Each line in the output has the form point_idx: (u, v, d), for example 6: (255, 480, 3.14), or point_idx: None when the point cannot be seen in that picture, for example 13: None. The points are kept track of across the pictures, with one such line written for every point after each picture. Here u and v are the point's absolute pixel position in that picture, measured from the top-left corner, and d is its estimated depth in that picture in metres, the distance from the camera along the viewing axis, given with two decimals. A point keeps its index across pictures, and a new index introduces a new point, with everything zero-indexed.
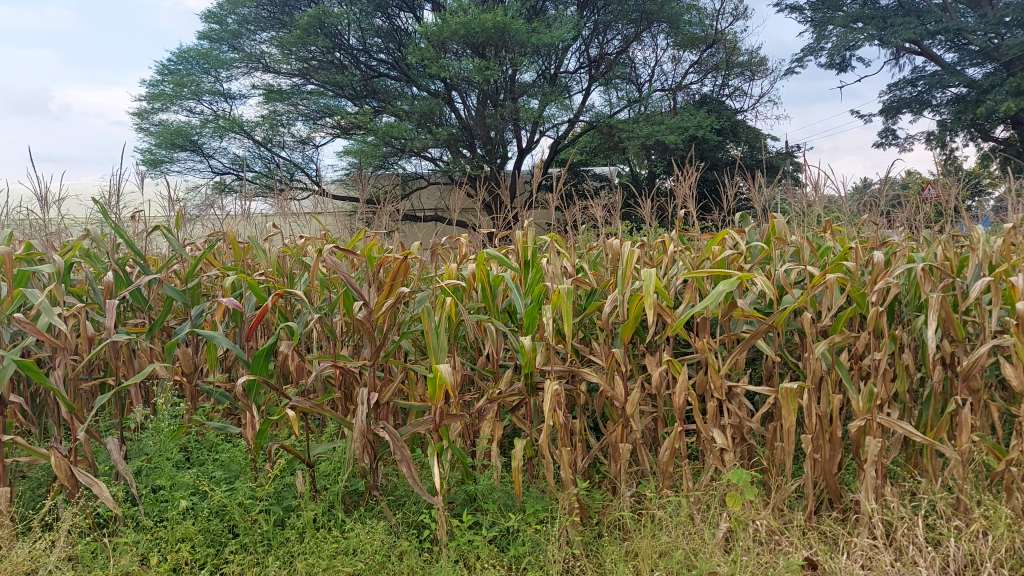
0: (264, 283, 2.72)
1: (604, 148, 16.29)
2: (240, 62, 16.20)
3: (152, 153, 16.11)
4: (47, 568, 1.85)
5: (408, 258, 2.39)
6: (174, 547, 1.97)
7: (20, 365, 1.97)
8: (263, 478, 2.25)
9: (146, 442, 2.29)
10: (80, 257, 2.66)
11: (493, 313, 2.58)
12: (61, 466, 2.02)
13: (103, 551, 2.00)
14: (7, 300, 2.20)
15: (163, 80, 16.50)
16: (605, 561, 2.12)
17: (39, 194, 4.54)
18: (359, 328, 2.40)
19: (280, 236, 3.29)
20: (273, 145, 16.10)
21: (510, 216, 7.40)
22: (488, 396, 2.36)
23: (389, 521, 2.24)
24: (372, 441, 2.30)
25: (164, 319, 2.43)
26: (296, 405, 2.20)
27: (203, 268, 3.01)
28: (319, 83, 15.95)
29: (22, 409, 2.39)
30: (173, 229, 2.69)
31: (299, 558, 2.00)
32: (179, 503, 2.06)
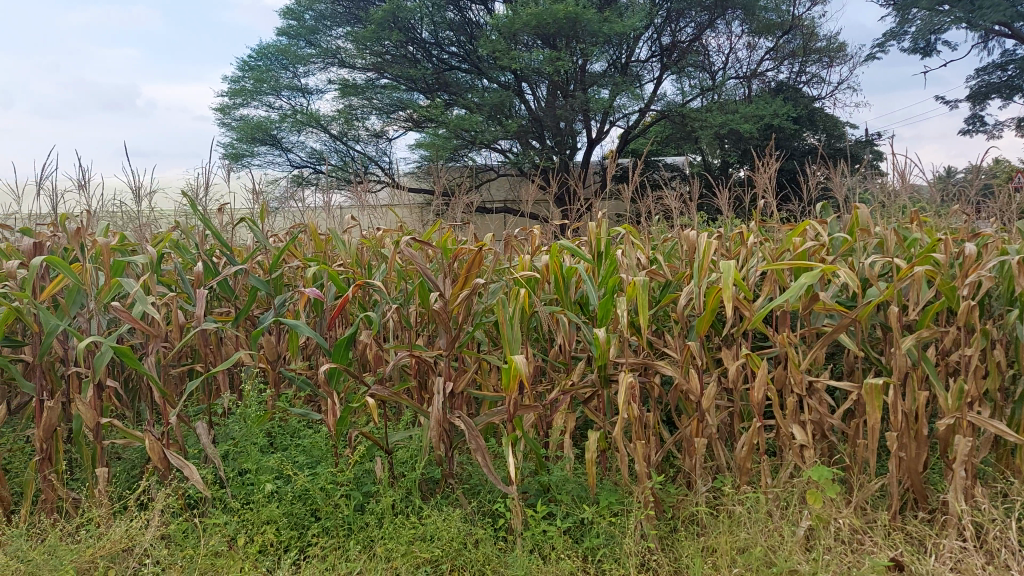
0: (343, 274, 2.78)
1: (676, 138, 16.05)
2: (317, 57, 16.50)
3: (234, 148, 16.59)
4: (143, 547, 1.92)
5: (483, 250, 2.41)
6: (260, 529, 2.04)
7: (116, 351, 2.07)
8: (344, 464, 2.31)
9: (232, 426, 2.38)
10: (170, 248, 2.76)
11: (567, 305, 2.57)
12: (155, 448, 2.12)
13: (194, 531, 2.07)
14: (105, 289, 2.28)
15: (244, 76, 16.98)
16: (682, 556, 2.11)
17: (133, 187, 4.73)
18: (434, 318, 2.43)
19: (359, 228, 3.35)
20: (348, 139, 16.41)
21: (581, 207, 7.36)
22: (562, 388, 2.36)
23: (465, 508, 2.27)
24: (447, 429, 2.33)
25: (249, 308, 2.53)
26: (375, 393, 2.25)
27: (286, 259, 3.10)
28: (392, 77, 16.13)
29: (117, 393, 2.50)
30: (258, 220, 2.77)
31: (379, 543, 2.05)
32: (265, 486, 2.13)
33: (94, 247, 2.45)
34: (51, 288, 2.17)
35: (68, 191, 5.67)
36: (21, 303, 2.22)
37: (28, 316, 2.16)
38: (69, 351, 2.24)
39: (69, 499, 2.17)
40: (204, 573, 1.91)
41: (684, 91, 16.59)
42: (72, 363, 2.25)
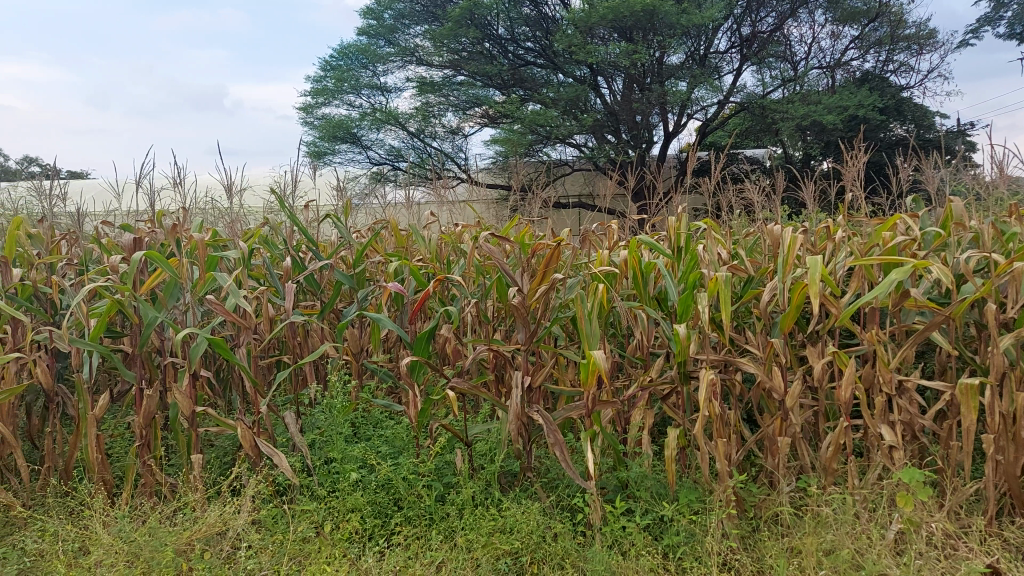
0: (424, 269, 2.83)
1: (756, 131, 15.68)
2: (396, 55, 16.76)
3: (316, 146, 17.00)
4: (237, 531, 1.99)
5: (561, 245, 2.41)
6: (346, 516, 2.10)
7: (211, 343, 2.16)
8: (425, 454, 2.36)
9: (318, 417, 2.45)
10: (258, 244, 2.86)
11: (646, 301, 2.54)
12: (246, 437, 2.21)
13: (283, 517, 2.15)
14: (201, 283, 2.39)
15: (326, 75, 17.40)
16: (765, 556, 2.07)
17: (225, 185, 4.91)
18: (513, 312, 2.45)
19: (439, 223, 3.40)
20: (426, 136, 16.61)
21: (660, 202, 7.28)
22: (640, 384, 2.34)
23: (544, 502, 2.29)
24: (526, 423, 2.35)
25: (334, 302, 2.61)
26: (455, 386, 2.28)
27: (368, 254, 3.17)
28: (468, 73, 16.25)
29: (211, 383, 2.61)
30: (342, 217, 2.85)
31: (459, 533, 2.08)
32: (350, 476, 2.19)
33: (189, 242, 2.55)
34: (151, 282, 2.28)
35: (164, 189, 5.92)
36: (122, 295, 2.34)
37: (129, 309, 2.27)
38: (165, 342, 2.34)
39: (167, 483, 2.28)
40: (294, 558, 1.98)
41: (765, 82, 16.21)
42: (168, 354, 2.36)
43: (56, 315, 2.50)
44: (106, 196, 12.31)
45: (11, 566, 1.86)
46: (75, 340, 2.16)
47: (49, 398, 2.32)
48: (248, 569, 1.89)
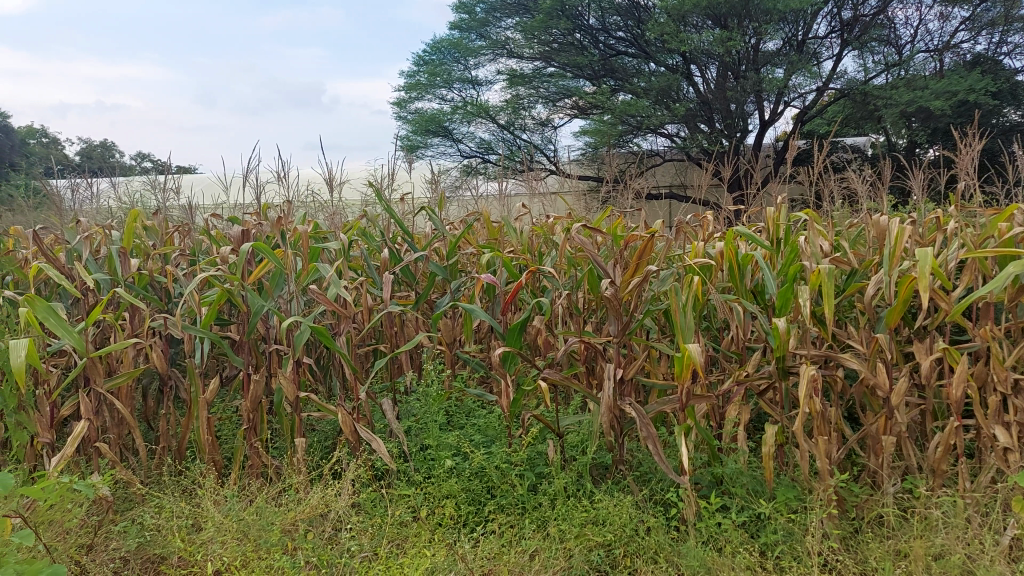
0: (516, 260, 2.87)
1: (857, 119, 15.09)
2: (487, 49, 16.86)
3: (409, 140, 17.34)
4: (337, 515, 2.06)
5: (655, 237, 2.39)
6: (441, 502, 2.15)
7: (315, 331, 2.27)
8: (518, 444, 2.38)
9: (413, 404, 2.52)
10: (356, 236, 2.96)
11: (742, 293, 2.49)
12: (347, 422, 2.31)
13: (381, 501, 2.21)
14: (304, 273, 2.51)
15: (419, 71, 17.73)
16: (869, 558, 2.00)
17: (326, 178, 5.07)
18: (606, 304, 2.44)
19: (531, 215, 3.43)
20: (516, 128, 16.66)
21: (756, 193, 7.11)
22: (736, 378, 2.29)
23: (636, 495, 2.27)
24: (618, 416, 2.33)
25: (428, 292, 2.69)
26: (547, 376, 2.30)
27: (462, 246, 3.23)
28: (559, 65, 16.21)
29: (312, 369, 2.71)
30: (436, 210, 2.92)
31: (552, 524, 2.09)
32: (445, 463, 2.23)
33: (292, 234, 2.66)
34: (258, 272, 2.39)
35: (269, 183, 6.16)
36: (230, 285, 2.45)
37: (238, 298, 2.38)
38: (270, 329, 2.43)
39: (272, 466, 2.38)
40: (392, 541, 2.03)
41: (867, 68, 15.57)
42: (273, 341, 2.46)
43: (170, 302, 2.64)
44: (220, 190, 12.93)
45: (132, 539, 1.97)
46: (188, 327, 2.28)
47: (164, 381, 2.45)
48: (349, 550, 1.95)
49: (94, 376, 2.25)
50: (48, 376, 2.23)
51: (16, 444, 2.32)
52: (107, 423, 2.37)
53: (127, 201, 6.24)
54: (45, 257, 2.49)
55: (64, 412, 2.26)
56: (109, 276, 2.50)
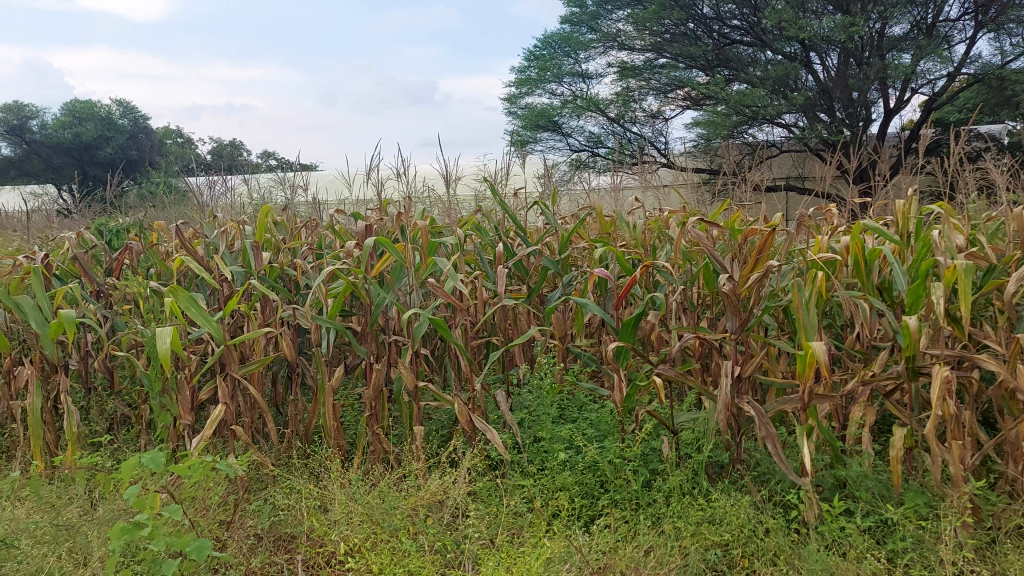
0: (629, 254, 2.86)
1: (992, 105, 14.16)
2: (598, 42, 16.75)
3: (519, 134, 17.45)
4: (455, 503, 2.10)
5: (775, 231, 2.32)
6: (556, 494, 2.18)
7: (433, 323, 2.34)
8: (632, 439, 2.38)
9: (526, 397, 2.55)
10: (471, 230, 3.02)
11: (868, 290, 2.39)
12: (463, 412, 2.37)
13: (496, 491, 2.25)
14: (423, 267, 2.59)
15: (530, 65, 17.79)
16: (1008, 571, 1.89)
17: (442, 173, 5.15)
18: (723, 299, 2.39)
19: (644, 209, 3.40)
20: (627, 121, 16.49)
21: (882, 185, 6.77)
22: (862, 378, 2.21)
23: (754, 495, 2.22)
24: (735, 414, 2.29)
25: (540, 286, 2.72)
26: (661, 372, 2.29)
27: (575, 240, 3.24)
28: (671, 56, 15.92)
29: (428, 360, 2.79)
30: (550, 205, 2.94)
31: (667, 521, 2.08)
32: (559, 456, 2.25)
33: (411, 229, 2.74)
34: (380, 266, 2.49)
35: (387, 179, 6.32)
36: (354, 278, 2.56)
37: (361, 290, 2.50)
38: (389, 321, 2.55)
39: (393, 453, 2.46)
40: (508, 530, 2.07)
41: (1004, 50, 14.57)
42: (394, 332, 2.55)
43: (297, 293, 2.77)
44: (343, 189, 13.45)
45: (265, 518, 2.08)
46: (317, 318, 2.41)
47: (292, 369, 2.57)
48: (469, 537, 1.99)
49: (230, 362, 2.40)
50: (189, 361, 2.38)
51: (161, 424, 2.48)
52: (242, 407, 2.51)
53: (257, 197, 6.57)
54: (186, 250, 2.66)
55: (203, 395, 2.41)
56: (243, 269, 2.65)
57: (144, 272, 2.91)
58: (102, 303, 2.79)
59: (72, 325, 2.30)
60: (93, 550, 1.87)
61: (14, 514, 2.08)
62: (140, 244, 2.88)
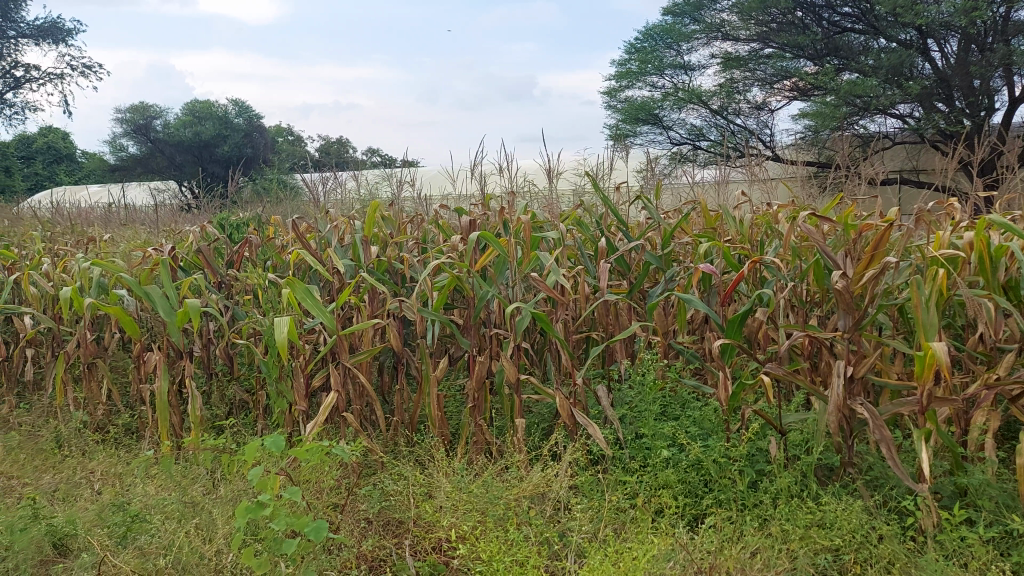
0: (735, 250, 2.80)
1: None
2: (701, 33, 16.40)
3: (619, 128, 17.32)
4: (557, 496, 2.12)
5: (893, 226, 2.23)
6: (659, 491, 2.16)
7: (536, 316, 2.37)
8: (737, 439, 2.33)
9: (628, 392, 2.54)
10: (573, 225, 3.03)
11: (993, 288, 2.26)
12: (564, 406, 2.38)
13: (598, 486, 2.25)
14: (526, 261, 2.61)
15: (630, 58, 17.62)
16: None
17: (544, 168, 5.16)
18: (836, 296, 2.31)
19: (750, 203, 3.32)
20: (730, 113, 16.10)
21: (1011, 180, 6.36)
22: (986, 382, 2.09)
23: (867, 500, 2.14)
24: (846, 415, 2.21)
25: (642, 281, 2.70)
26: (768, 370, 2.24)
27: (678, 236, 3.20)
28: (778, 45, 15.42)
29: (529, 354, 2.81)
30: (654, 200, 2.92)
31: (774, 523, 2.03)
32: (662, 453, 2.23)
33: (514, 224, 2.77)
34: (484, 260, 2.53)
35: (489, 174, 6.37)
36: (459, 272, 2.61)
37: (465, 283, 2.55)
38: (492, 314, 2.59)
39: (495, 444, 2.49)
40: (610, 525, 2.06)
41: None
42: (496, 326, 2.59)
43: (403, 286, 2.85)
44: (447, 184, 13.73)
45: (375, 504, 2.15)
46: (423, 310, 2.48)
47: (398, 359, 2.65)
48: (572, 529, 2.00)
49: (341, 351, 2.49)
50: (303, 349, 2.49)
51: (277, 410, 2.60)
52: (351, 394, 2.60)
53: (365, 192, 6.77)
54: (301, 243, 2.77)
55: (316, 382, 2.51)
56: (353, 263, 2.75)
57: (262, 264, 3.05)
58: (223, 293, 2.94)
59: (197, 314, 2.47)
60: (217, 529, 1.98)
61: (146, 490, 2.23)
62: (258, 237, 3.01)
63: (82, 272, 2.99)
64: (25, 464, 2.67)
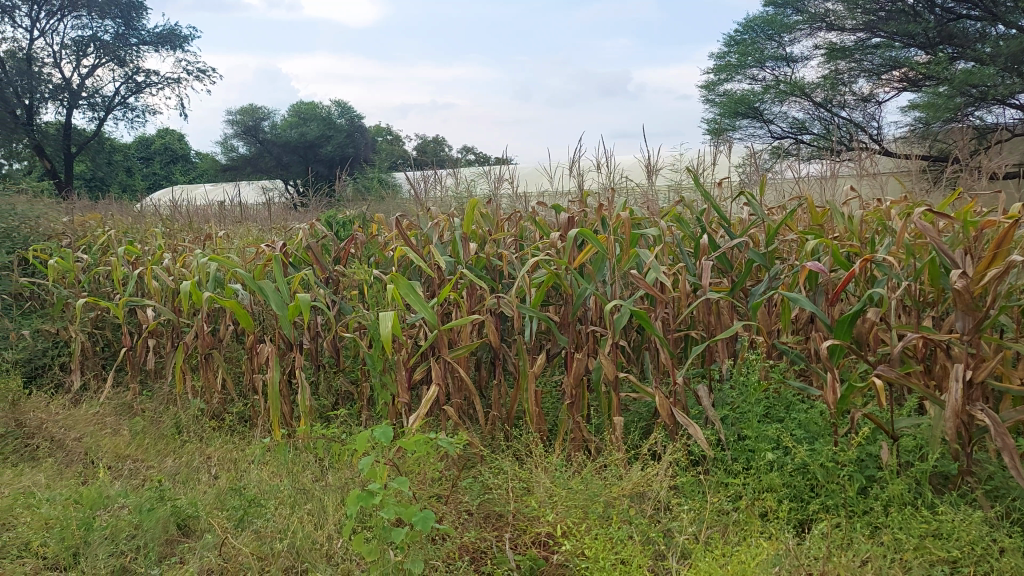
0: (843, 247, 2.70)
1: None
2: (804, 23, 15.88)
3: (718, 123, 17.00)
4: (657, 497, 2.10)
5: (1018, 223, 2.10)
6: (763, 494, 2.12)
7: (636, 314, 2.35)
8: (845, 443, 2.26)
9: (730, 392, 2.50)
10: (673, 221, 2.99)
11: None
12: (664, 405, 2.36)
13: (699, 487, 2.22)
14: (625, 258, 2.60)
15: (730, 51, 17.29)
16: None
17: (644, 164, 5.12)
18: (954, 297, 2.19)
19: (860, 199, 3.20)
20: (834, 105, 15.54)
21: None
22: None
23: (988, 511, 2.04)
24: (965, 422, 2.11)
25: (744, 279, 2.64)
26: (880, 373, 2.16)
27: (782, 233, 3.11)
28: (887, 34, 14.75)
29: (626, 351, 2.80)
30: (757, 195, 2.85)
31: (886, 531, 1.96)
32: (766, 456, 2.18)
33: (613, 222, 2.76)
34: (583, 256, 2.54)
35: (587, 170, 6.36)
36: (557, 268, 2.62)
37: (564, 280, 2.56)
38: (589, 312, 2.59)
39: (593, 442, 2.49)
40: (712, 528, 2.04)
41: None
42: (595, 323, 2.59)
43: (503, 282, 2.88)
44: (543, 179, 13.77)
45: (475, 497, 2.19)
46: (521, 306, 2.50)
47: (497, 354, 2.68)
48: (673, 530, 1.98)
49: (442, 346, 2.54)
50: (406, 344, 2.55)
51: (381, 403, 2.68)
52: (451, 388, 2.65)
53: (464, 189, 6.87)
54: (403, 239, 2.84)
55: (418, 376, 2.58)
56: (453, 259, 2.79)
57: (367, 260, 3.14)
58: (331, 288, 3.05)
59: (307, 308, 2.56)
60: (326, 516, 2.06)
61: (260, 476, 2.33)
62: (363, 233, 3.11)
63: (201, 267, 3.15)
64: (149, 447, 2.84)
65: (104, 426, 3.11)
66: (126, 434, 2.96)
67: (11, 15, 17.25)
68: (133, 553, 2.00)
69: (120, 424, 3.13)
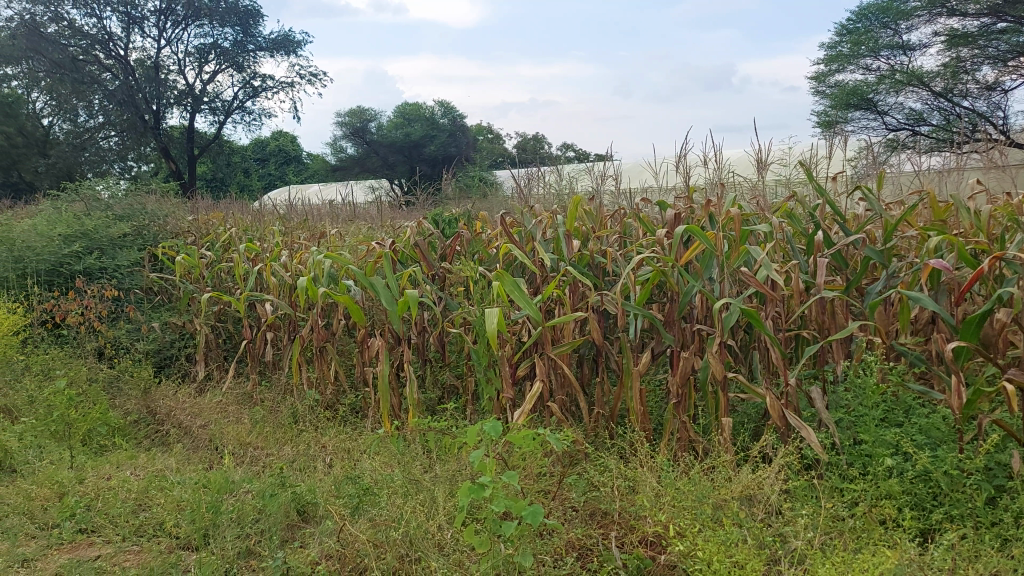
0: (968, 244, 2.57)
1: None
2: (923, 9, 15.08)
3: (828, 115, 16.41)
4: (768, 499, 2.05)
5: None
6: (881, 501, 2.04)
7: (746, 313, 2.31)
8: (971, 451, 2.15)
9: (844, 395, 2.42)
10: (784, 218, 2.91)
11: None
12: (774, 406, 2.31)
13: (812, 491, 2.16)
14: (734, 255, 2.55)
15: (842, 41, 16.66)
16: None
17: (753, 159, 5.00)
18: None
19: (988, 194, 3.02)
20: (955, 95, 14.74)
21: None
22: None
23: None
24: None
25: (860, 278, 2.55)
26: (1011, 377, 2.05)
27: (901, 228, 2.98)
28: (1014, 19, 13.84)
29: (734, 350, 2.75)
30: (874, 189, 2.74)
31: (1018, 544, 1.85)
32: (884, 461, 2.10)
33: (721, 218, 2.71)
34: (690, 253, 2.50)
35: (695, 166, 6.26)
36: (663, 265, 2.59)
37: (670, 277, 2.54)
38: (696, 309, 2.55)
39: (699, 441, 2.46)
40: (827, 533, 1.97)
41: None
42: (701, 321, 2.55)
43: (608, 280, 2.87)
44: (647, 175, 13.66)
45: (581, 494, 2.20)
46: (626, 303, 2.48)
47: (601, 351, 2.68)
48: (785, 535, 1.93)
49: (546, 342, 2.56)
50: (511, 339, 2.58)
51: (487, 398, 2.72)
52: (556, 385, 2.67)
53: (567, 185, 6.87)
54: (508, 236, 2.87)
55: (523, 372, 2.61)
56: (557, 256, 2.80)
57: (472, 257, 3.19)
58: (438, 285, 3.11)
59: (416, 304, 2.63)
60: (436, 506, 2.10)
61: (372, 466, 2.41)
62: (469, 231, 3.16)
63: (315, 263, 3.28)
64: (269, 436, 2.98)
65: (227, 414, 3.27)
66: (247, 423, 3.11)
67: (140, 25, 18.31)
68: (258, 536, 2.11)
69: (241, 413, 3.29)
